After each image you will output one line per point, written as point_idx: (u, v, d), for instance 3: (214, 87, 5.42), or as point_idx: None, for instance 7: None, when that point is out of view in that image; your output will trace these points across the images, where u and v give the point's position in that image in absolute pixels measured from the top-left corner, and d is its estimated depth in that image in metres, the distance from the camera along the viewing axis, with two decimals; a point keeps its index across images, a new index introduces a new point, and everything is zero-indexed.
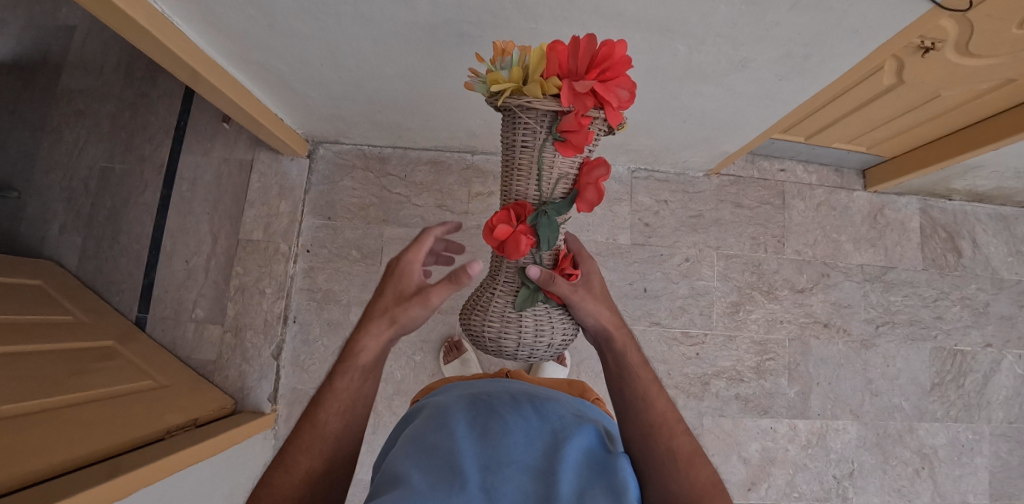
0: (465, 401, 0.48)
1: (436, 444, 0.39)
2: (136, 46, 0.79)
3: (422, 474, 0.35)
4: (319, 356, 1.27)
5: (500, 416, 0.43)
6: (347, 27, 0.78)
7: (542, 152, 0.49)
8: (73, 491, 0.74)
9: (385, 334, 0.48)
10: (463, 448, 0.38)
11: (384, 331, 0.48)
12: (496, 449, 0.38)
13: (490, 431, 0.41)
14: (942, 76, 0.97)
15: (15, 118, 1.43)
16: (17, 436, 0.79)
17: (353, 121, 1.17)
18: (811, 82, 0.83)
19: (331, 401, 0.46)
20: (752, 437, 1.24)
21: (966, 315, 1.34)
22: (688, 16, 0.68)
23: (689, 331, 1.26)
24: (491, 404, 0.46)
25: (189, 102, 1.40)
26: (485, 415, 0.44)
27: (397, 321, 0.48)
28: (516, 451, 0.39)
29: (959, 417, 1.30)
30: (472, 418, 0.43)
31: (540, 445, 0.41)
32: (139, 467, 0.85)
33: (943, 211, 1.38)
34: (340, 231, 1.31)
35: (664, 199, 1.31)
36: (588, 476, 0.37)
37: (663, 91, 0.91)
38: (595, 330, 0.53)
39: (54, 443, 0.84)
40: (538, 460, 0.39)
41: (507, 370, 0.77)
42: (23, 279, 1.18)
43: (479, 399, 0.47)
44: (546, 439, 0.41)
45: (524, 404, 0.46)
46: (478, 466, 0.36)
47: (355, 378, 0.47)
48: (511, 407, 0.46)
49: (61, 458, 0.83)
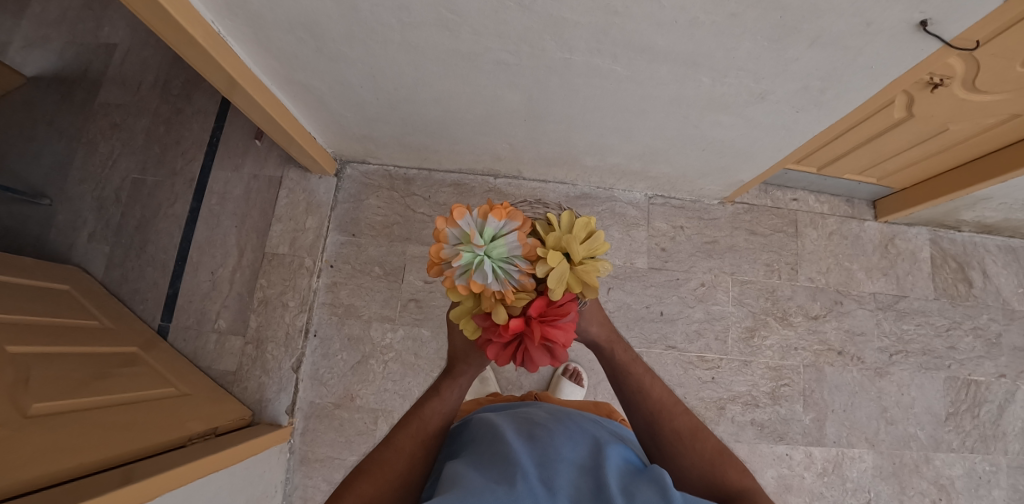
0: (509, 418, 0.51)
1: (490, 451, 0.42)
2: (185, 61, 0.83)
3: (485, 474, 0.38)
4: (338, 370, 1.29)
5: (544, 427, 0.46)
6: (391, 53, 0.83)
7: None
8: (81, 497, 0.73)
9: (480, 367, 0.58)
10: (517, 448, 0.41)
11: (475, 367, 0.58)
12: (546, 450, 0.41)
13: (539, 438, 0.44)
14: (950, 111, 1.01)
15: (54, 129, 1.49)
16: (34, 439, 0.79)
17: (383, 142, 1.22)
18: (826, 113, 0.87)
19: (436, 403, 0.54)
20: (768, 463, 1.24)
21: (980, 345, 1.35)
22: (713, 51, 0.73)
23: (705, 356, 1.28)
24: (535, 418, 0.50)
25: (222, 120, 1.47)
26: (531, 426, 0.47)
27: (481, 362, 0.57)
28: (564, 452, 0.42)
29: (976, 448, 1.29)
30: (519, 429, 0.46)
31: (585, 449, 0.43)
32: (147, 476, 0.84)
33: (953, 242, 1.41)
34: (364, 248, 1.34)
35: (679, 225, 1.35)
36: (632, 475, 0.40)
37: (684, 119, 0.95)
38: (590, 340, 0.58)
39: (71, 447, 0.84)
40: (583, 459, 0.42)
41: (533, 395, 0.78)
42: (52, 283, 1.21)
43: (524, 416, 0.51)
44: (590, 444, 0.44)
45: (565, 420, 0.49)
46: (534, 463, 0.39)
47: (455, 388, 0.55)
48: (554, 420, 0.49)
49: (77, 462, 0.82)
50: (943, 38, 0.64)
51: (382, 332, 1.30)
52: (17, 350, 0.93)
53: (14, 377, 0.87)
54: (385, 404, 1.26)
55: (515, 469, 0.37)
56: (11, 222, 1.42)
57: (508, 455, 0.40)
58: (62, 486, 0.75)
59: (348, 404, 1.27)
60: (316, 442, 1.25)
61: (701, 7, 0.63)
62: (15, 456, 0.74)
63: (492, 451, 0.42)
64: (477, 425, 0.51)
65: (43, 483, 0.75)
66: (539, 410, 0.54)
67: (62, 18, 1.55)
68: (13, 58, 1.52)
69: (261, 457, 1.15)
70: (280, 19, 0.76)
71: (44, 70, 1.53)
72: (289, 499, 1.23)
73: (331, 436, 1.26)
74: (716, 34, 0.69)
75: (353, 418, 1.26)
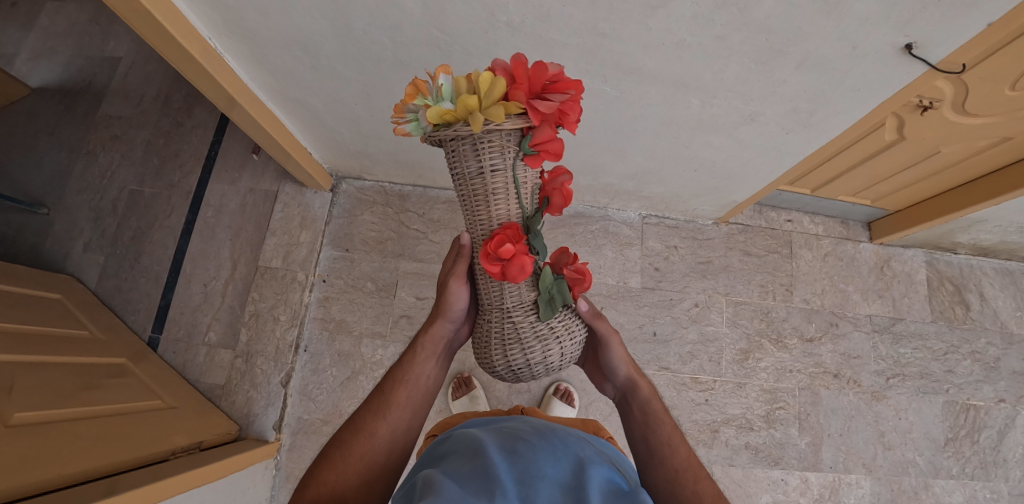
0: (492, 431, 0.49)
1: (467, 464, 0.40)
2: (182, 74, 0.84)
3: (466, 487, 0.35)
4: (327, 385, 1.27)
5: (529, 443, 0.44)
6: (384, 72, 0.84)
7: (516, 171, 0.46)
8: None
9: (447, 325, 0.56)
10: (498, 463, 0.39)
11: (444, 325, 0.56)
12: (528, 467, 0.39)
13: (521, 453, 0.42)
14: (941, 133, 1.01)
15: (55, 139, 1.50)
16: (15, 449, 0.77)
17: (379, 159, 1.23)
18: (816, 135, 0.87)
19: (400, 374, 0.54)
20: (764, 489, 1.21)
21: (978, 369, 1.33)
22: (701, 72, 0.73)
23: (698, 378, 1.26)
24: (518, 433, 0.48)
25: (221, 133, 1.48)
26: (514, 441, 0.45)
27: (447, 318, 0.56)
28: (546, 469, 0.40)
29: (975, 475, 1.27)
30: (502, 444, 0.44)
31: (567, 467, 0.41)
32: (127, 490, 0.82)
33: (948, 264, 1.41)
34: (357, 263, 1.34)
35: (673, 245, 1.35)
36: (614, 496, 0.38)
37: (676, 140, 0.96)
38: (620, 379, 0.58)
39: (51, 459, 0.82)
40: (566, 478, 0.39)
41: (521, 407, 0.77)
42: (45, 292, 1.21)
43: (509, 431, 0.49)
44: (573, 462, 0.42)
45: (550, 437, 0.47)
46: (515, 481, 0.37)
47: (420, 356, 0.55)
48: (538, 436, 0.47)
49: (57, 473, 0.81)
50: (930, 61, 0.65)
51: (373, 349, 1.29)
52: (5, 358, 0.92)
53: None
54: None
55: (493, 484, 0.35)
56: (8, 231, 1.42)
57: (488, 469, 0.38)
58: (40, 500, 0.74)
59: (337, 421, 1.25)
60: (303, 459, 1.23)
61: (689, 29, 0.64)
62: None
63: (473, 463, 0.40)
64: (458, 438, 0.49)
65: (21, 493, 0.73)
66: (524, 425, 0.52)
67: (69, 31, 1.57)
68: (19, 68, 1.54)
69: (245, 473, 1.13)
70: (276, 35, 0.76)
71: (48, 81, 1.54)
72: None
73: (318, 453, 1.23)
74: (704, 57, 0.69)
75: None
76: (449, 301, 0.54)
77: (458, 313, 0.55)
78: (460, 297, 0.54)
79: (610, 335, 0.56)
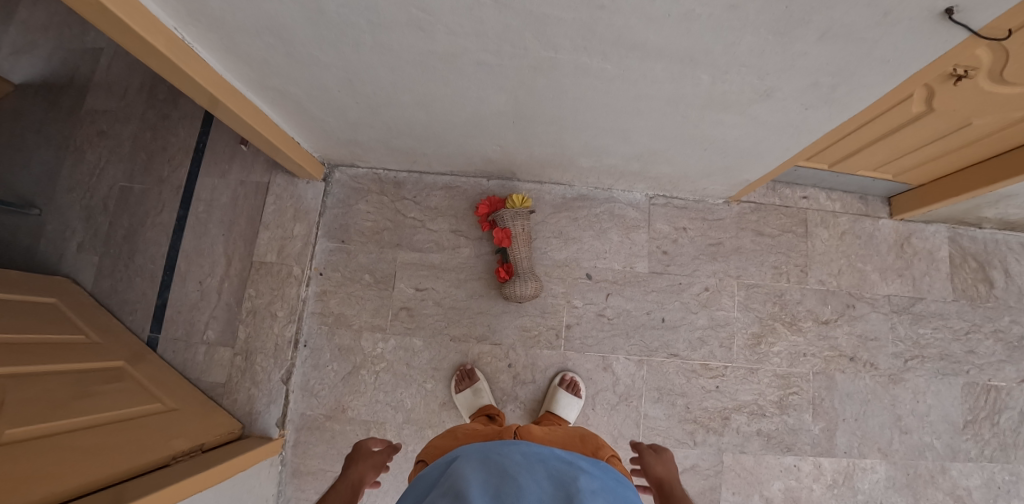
0: (482, 468, 0.58)
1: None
2: (154, 70, 0.79)
3: None
4: (329, 380, 1.26)
5: (517, 485, 0.53)
6: (364, 56, 0.78)
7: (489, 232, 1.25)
8: None
9: (377, 461, 0.82)
10: None
11: (377, 462, 0.83)
12: None
13: (505, 501, 0.50)
14: (974, 104, 0.94)
15: (41, 137, 1.46)
16: (15, 466, 0.76)
17: (371, 146, 1.18)
18: (838, 111, 0.81)
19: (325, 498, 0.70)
20: (775, 475, 1.19)
21: (1001, 349, 1.28)
22: (712, 46, 0.66)
23: (709, 364, 1.22)
24: (507, 471, 0.56)
25: (208, 125, 1.43)
26: (503, 482, 0.54)
27: (380, 458, 0.84)
28: None
29: (995, 457, 1.23)
30: (491, 486, 0.53)
31: None
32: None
33: (972, 241, 1.33)
34: (354, 255, 1.30)
35: (682, 226, 1.29)
36: None
37: (685, 119, 0.90)
38: (654, 476, 0.77)
39: (52, 473, 0.80)
40: None
41: (516, 428, 0.80)
42: (38, 297, 1.18)
43: (502, 467, 0.57)
44: None
45: (539, 476, 0.56)
46: None
47: (343, 490, 0.74)
48: (524, 474, 0.56)
49: (57, 489, 0.79)
50: (971, 28, 0.57)
51: (373, 342, 1.27)
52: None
53: None
54: (377, 416, 1.23)
55: None
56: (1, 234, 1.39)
57: None
58: None
59: (340, 416, 1.24)
60: (308, 454, 1.23)
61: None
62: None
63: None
64: (452, 472, 0.58)
65: None
66: (514, 456, 0.60)
67: (48, 23, 1.51)
68: None
69: (251, 472, 1.13)
70: (245, 23, 0.71)
71: (30, 77, 1.49)
72: None
73: (323, 448, 1.23)
74: (715, 29, 0.63)
75: (345, 430, 1.23)
76: (377, 455, 0.84)
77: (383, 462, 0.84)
78: (387, 454, 0.86)
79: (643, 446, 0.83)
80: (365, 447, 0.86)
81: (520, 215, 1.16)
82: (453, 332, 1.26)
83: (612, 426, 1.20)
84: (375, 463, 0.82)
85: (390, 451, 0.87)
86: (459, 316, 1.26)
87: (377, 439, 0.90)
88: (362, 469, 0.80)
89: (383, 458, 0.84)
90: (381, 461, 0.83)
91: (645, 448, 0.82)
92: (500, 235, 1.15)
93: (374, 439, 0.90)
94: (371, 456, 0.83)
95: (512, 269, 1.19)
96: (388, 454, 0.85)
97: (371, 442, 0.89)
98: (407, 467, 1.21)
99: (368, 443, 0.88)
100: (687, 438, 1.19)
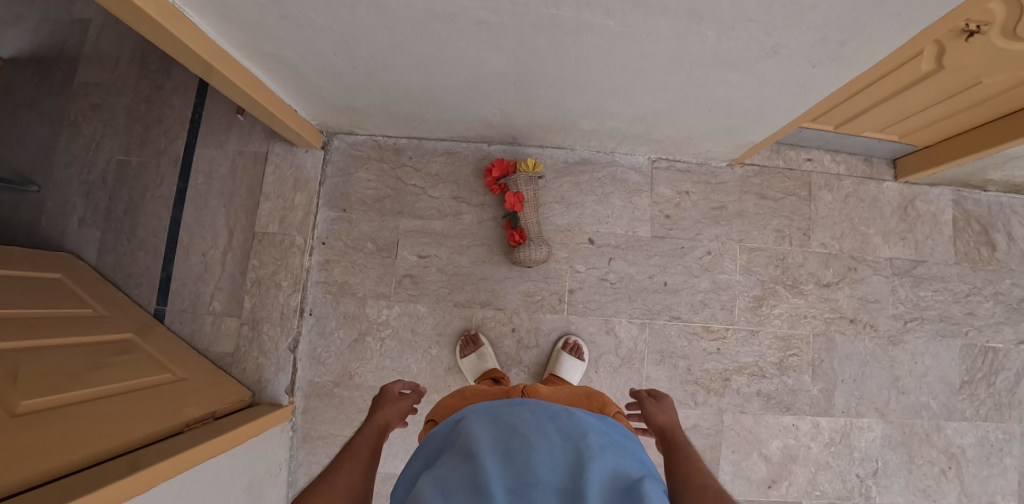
0: (493, 427, 0.58)
1: (471, 472, 0.48)
2: (147, 38, 0.77)
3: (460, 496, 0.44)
4: (335, 348, 1.27)
5: (527, 441, 0.53)
6: (360, 17, 0.75)
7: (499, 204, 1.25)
8: (77, 491, 0.72)
9: (401, 407, 0.79)
10: (492, 469, 0.48)
11: (401, 406, 0.79)
12: (522, 472, 0.48)
13: (516, 457, 0.50)
14: (986, 60, 0.91)
15: (34, 112, 1.44)
16: (32, 434, 0.77)
17: (369, 113, 1.16)
18: (846, 69, 0.79)
19: (356, 440, 0.67)
20: (774, 434, 1.22)
21: (1000, 311, 1.29)
22: (719, 1, 0.64)
23: (710, 327, 1.24)
24: (517, 428, 0.57)
25: (203, 95, 1.40)
26: (513, 439, 0.54)
27: (403, 402, 0.81)
28: (542, 475, 0.48)
29: (989, 416, 1.26)
30: (499, 444, 0.54)
31: (563, 469, 0.50)
32: (142, 469, 0.82)
33: (977, 203, 1.33)
34: (356, 224, 1.30)
35: (685, 190, 1.28)
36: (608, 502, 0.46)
37: (689, 79, 0.88)
38: (659, 425, 0.76)
39: (69, 440, 0.82)
40: (563, 480, 0.48)
41: (523, 388, 0.81)
42: (43, 273, 1.19)
43: (512, 426, 0.58)
44: (568, 461, 0.51)
45: (550, 433, 0.56)
46: (507, 487, 0.46)
47: (372, 430, 0.70)
48: (535, 431, 0.56)
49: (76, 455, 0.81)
50: None
51: (378, 309, 1.28)
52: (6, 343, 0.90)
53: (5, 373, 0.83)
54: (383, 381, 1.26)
55: (485, 492, 0.44)
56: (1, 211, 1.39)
57: (482, 474, 0.47)
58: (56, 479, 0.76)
59: (348, 382, 1.26)
60: (318, 420, 1.27)
61: None
62: (12, 456, 0.71)
63: (471, 466, 0.49)
64: (463, 431, 0.59)
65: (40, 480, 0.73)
66: (524, 415, 0.61)
67: None
68: None
69: (263, 438, 1.16)
70: None
71: (18, 50, 1.46)
72: (294, 474, 1.26)
73: (332, 414, 1.27)
74: None
75: (353, 396, 1.26)
76: (400, 399, 0.81)
77: (405, 407, 0.80)
78: (409, 401, 0.83)
79: (647, 396, 0.83)
80: (387, 391, 0.83)
81: (532, 180, 1.17)
82: (457, 299, 1.27)
83: (615, 388, 1.22)
84: (399, 406, 0.79)
85: (413, 398, 0.84)
86: (462, 283, 1.27)
87: (401, 382, 0.87)
88: (388, 412, 0.76)
89: (406, 402, 0.81)
90: (404, 405, 0.80)
91: (647, 399, 0.82)
92: (513, 200, 1.15)
93: (399, 381, 0.87)
94: (397, 402, 0.80)
95: (524, 234, 1.18)
96: (410, 401, 0.83)
97: (392, 385, 0.85)
98: (414, 431, 1.24)
99: (390, 385, 0.85)
100: (688, 399, 1.22)
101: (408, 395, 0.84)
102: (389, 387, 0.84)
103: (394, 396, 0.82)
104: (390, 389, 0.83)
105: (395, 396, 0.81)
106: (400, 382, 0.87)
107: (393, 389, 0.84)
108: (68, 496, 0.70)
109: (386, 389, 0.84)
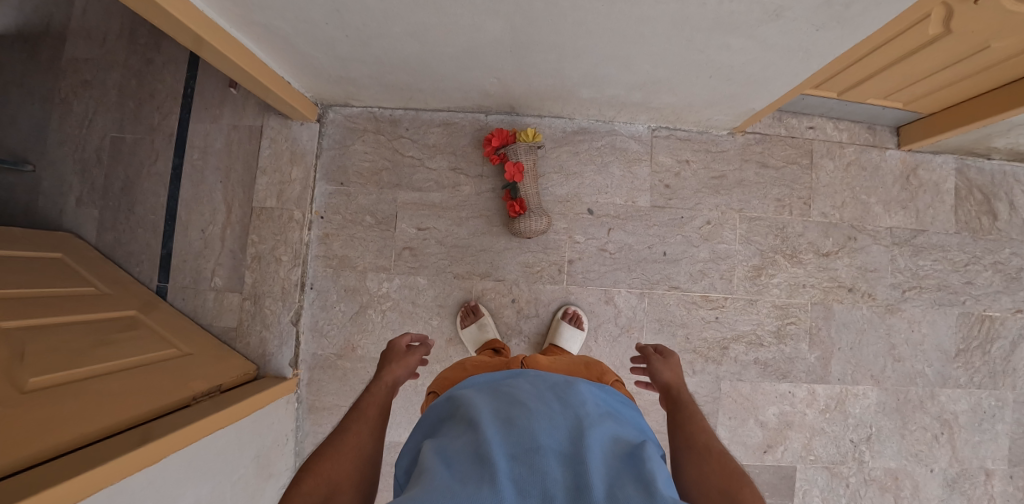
0: (493, 398, 0.59)
1: (473, 440, 0.49)
2: (134, 9, 0.75)
3: (465, 464, 0.45)
4: (337, 320, 1.29)
5: (528, 410, 0.54)
6: None
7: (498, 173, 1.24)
8: (92, 461, 0.74)
9: (410, 362, 0.80)
10: (493, 436, 0.49)
11: (410, 362, 0.80)
12: (523, 438, 0.49)
13: (516, 424, 0.51)
14: (995, 24, 0.89)
15: (24, 90, 1.42)
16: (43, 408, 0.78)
17: (364, 83, 1.14)
18: (850, 32, 0.77)
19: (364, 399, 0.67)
20: (771, 401, 1.24)
21: (999, 280, 1.29)
22: None
23: (709, 296, 1.25)
24: (518, 399, 0.58)
25: (194, 68, 1.38)
26: (513, 408, 0.55)
27: (412, 356, 0.81)
28: (544, 440, 0.48)
29: (983, 383, 1.28)
30: (500, 414, 0.54)
31: (564, 435, 0.50)
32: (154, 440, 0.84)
33: (980, 172, 1.31)
34: (354, 197, 1.30)
35: (685, 159, 1.27)
36: (608, 464, 0.46)
37: (690, 44, 0.86)
38: (663, 383, 0.77)
39: (82, 413, 0.84)
40: (563, 445, 0.48)
41: (523, 357, 0.82)
42: (43, 252, 1.18)
43: (512, 397, 0.58)
44: (568, 427, 0.51)
45: (550, 402, 0.57)
46: (509, 453, 0.46)
47: (380, 389, 0.71)
48: (535, 400, 0.57)
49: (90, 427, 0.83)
50: None
51: (378, 282, 1.28)
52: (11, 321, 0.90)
53: (13, 351, 0.84)
54: None
55: (487, 457, 0.44)
56: None
57: (484, 441, 0.48)
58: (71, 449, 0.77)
59: (350, 355, 1.28)
60: (322, 391, 1.29)
61: None
62: (23, 431, 0.72)
63: (473, 435, 0.50)
64: (463, 402, 0.59)
65: (58, 451, 0.75)
66: (524, 387, 0.62)
67: None
68: None
69: (270, 409, 1.18)
70: None
71: (4, 26, 1.43)
72: (301, 444, 1.30)
73: (336, 385, 1.29)
74: None
75: (356, 368, 1.28)
76: (409, 353, 0.82)
77: (413, 361, 0.81)
78: (418, 356, 0.83)
79: (652, 353, 0.83)
80: (395, 346, 0.83)
81: (532, 149, 1.17)
82: (456, 271, 1.28)
83: (614, 357, 1.24)
84: (407, 363, 0.79)
85: (422, 351, 0.84)
86: (462, 256, 1.27)
87: (409, 333, 0.87)
88: (397, 368, 0.77)
89: (416, 356, 0.82)
90: (412, 360, 0.80)
91: (653, 356, 0.82)
92: (512, 170, 1.14)
93: (409, 334, 0.87)
94: (405, 357, 0.80)
95: (524, 204, 1.18)
96: (419, 353, 0.83)
97: (400, 339, 0.85)
98: (417, 400, 1.27)
99: (398, 340, 0.85)
100: (686, 367, 1.24)
101: (417, 348, 0.84)
102: (398, 341, 0.84)
103: (402, 351, 0.82)
104: (398, 343, 0.83)
105: (404, 352, 0.82)
106: (410, 336, 0.87)
107: (401, 343, 0.84)
108: (84, 464, 0.72)
109: (394, 344, 0.84)
